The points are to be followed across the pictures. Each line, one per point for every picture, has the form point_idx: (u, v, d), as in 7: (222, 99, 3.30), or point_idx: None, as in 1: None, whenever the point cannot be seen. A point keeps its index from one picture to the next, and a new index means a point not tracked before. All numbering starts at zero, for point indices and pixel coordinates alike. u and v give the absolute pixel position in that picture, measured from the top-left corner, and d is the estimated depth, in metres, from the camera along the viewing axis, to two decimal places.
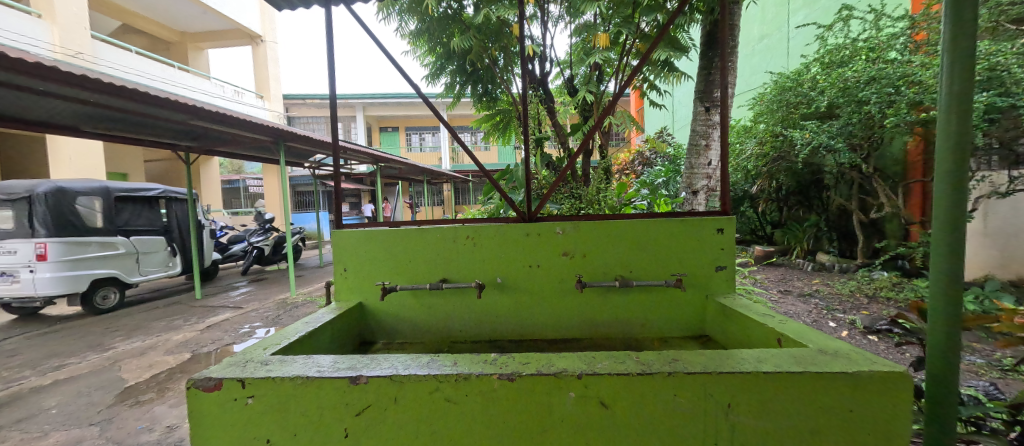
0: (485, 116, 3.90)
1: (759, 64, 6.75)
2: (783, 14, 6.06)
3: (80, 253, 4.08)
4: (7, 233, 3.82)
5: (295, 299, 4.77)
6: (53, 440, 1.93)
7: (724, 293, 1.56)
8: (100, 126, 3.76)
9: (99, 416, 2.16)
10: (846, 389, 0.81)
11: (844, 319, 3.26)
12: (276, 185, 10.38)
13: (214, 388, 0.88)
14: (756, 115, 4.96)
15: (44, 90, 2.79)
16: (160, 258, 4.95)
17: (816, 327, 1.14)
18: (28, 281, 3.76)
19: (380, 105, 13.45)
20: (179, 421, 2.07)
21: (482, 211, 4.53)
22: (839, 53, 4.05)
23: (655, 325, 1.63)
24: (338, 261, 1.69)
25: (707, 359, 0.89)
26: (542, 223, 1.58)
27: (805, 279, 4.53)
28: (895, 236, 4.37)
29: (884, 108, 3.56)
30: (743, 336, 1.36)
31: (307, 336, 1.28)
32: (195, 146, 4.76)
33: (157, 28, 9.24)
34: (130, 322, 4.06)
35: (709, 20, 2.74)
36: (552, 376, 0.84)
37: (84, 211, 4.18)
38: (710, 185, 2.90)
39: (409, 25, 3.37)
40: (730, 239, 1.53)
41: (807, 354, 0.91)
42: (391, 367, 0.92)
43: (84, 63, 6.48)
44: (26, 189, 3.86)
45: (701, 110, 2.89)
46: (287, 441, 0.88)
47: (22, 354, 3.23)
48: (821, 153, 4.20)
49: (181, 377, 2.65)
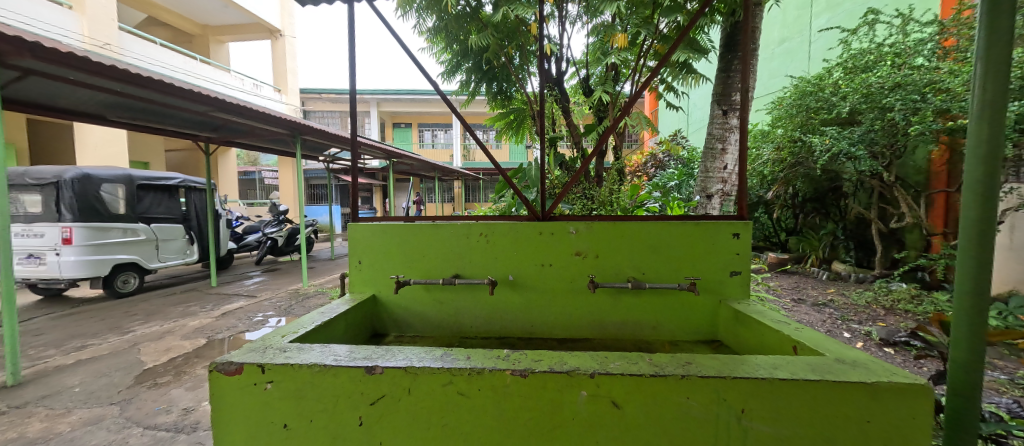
0: (499, 113, 3.88)
1: (778, 68, 6.63)
2: (805, 18, 5.94)
3: (103, 238, 4.21)
4: (35, 217, 3.97)
5: (307, 290, 4.85)
6: (75, 418, 2.00)
7: (737, 299, 1.53)
8: (125, 116, 3.87)
9: (119, 396, 2.23)
10: (865, 400, 0.79)
11: (859, 330, 3.17)
12: (291, 179, 10.58)
13: (234, 372, 0.91)
14: (774, 120, 4.88)
15: (75, 79, 2.89)
16: (178, 245, 5.08)
17: (833, 336, 1.12)
18: (54, 264, 3.91)
19: (393, 101, 13.55)
20: (195, 405, 2.12)
21: (493, 210, 4.54)
22: (863, 58, 3.94)
23: (667, 328, 1.62)
24: (353, 253, 1.71)
25: (720, 363, 0.89)
26: (553, 222, 1.58)
27: (820, 288, 4.44)
28: (916, 247, 4.25)
29: (908, 116, 3.46)
30: (755, 344, 1.34)
31: (323, 326, 1.31)
32: (215, 137, 4.86)
33: (179, 20, 9.44)
34: (148, 307, 4.18)
35: (730, 22, 2.69)
36: (563, 374, 0.85)
37: (108, 198, 4.29)
38: (725, 189, 2.85)
39: (426, 22, 3.36)
40: (745, 245, 1.51)
41: (824, 362, 0.90)
42: (405, 359, 0.93)
43: (110, 53, 6.67)
44: (54, 174, 3.98)
45: (718, 113, 2.85)
46: (302, 427, 0.91)
47: (46, 334, 3.35)
48: (840, 159, 4.10)
49: (198, 362, 2.73)
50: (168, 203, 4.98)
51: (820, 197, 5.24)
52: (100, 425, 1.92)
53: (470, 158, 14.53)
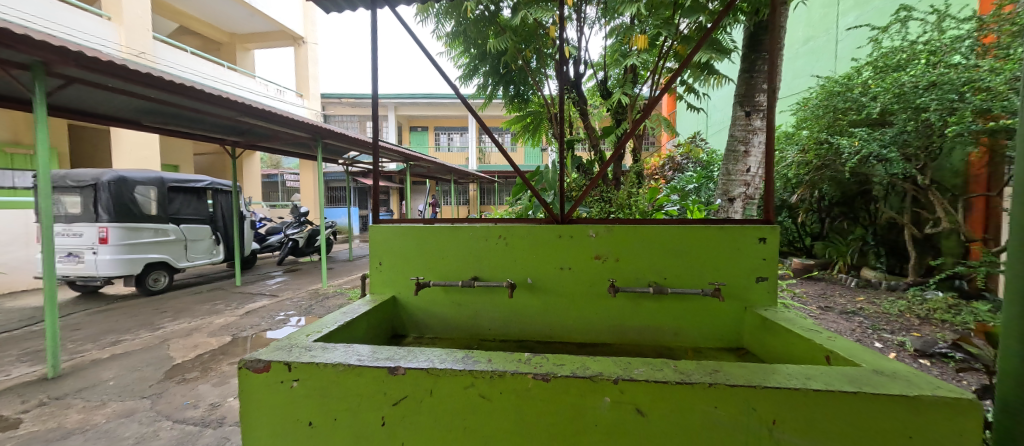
0: (515, 116, 3.90)
1: (803, 67, 6.44)
2: (832, 16, 5.77)
3: (136, 238, 4.40)
4: (75, 217, 4.19)
5: (327, 290, 4.95)
6: (110, 409, 2.09)
7: (764, 306, 1.48)
8: (157, 121, 4.04)
9: (151, 390, 2.32)
10: (905, 413, 0.75)
11: (892, 340, 3.03)
12: (311, 181, 10.87)
13: (262, 369, 0.94)
14: (799, 121, 4.74)
15: (114, 86, 3.04)
16: (205, 245, 5.28)
17: (868, 346, 1.07)
18: (91, 262, 4.11)
19: (410, 105, 13.76)
20: (221, 400, 2.18)
21: (509, 213, 4.55)
22: (895, 56, 3.79)
23: (689, 334, 1.58)
24: (374, 255, 1.74)
25: (748, 372, 0.86)
26: (572, 225, 1.56)
27: (848, 296, 4.26)
28: (953, 254, 4.03)
29: (944, 116, 3.30)
30: (784, 352, 1.30)
31: (345, 326, 1.33)
32: (241, 141, 5.03)
33: (209, 30, 9.84)
34: (176, 304, 4.34)
35: (754, 22, 2.63)
36: (586, 380, 0.84)
37: (141, 199, 4.49)
38: (748, 193, 2.78)
39: (445, 27, 3.41)
40: (772, 250, 1.46)
41: (860, 373, 0.86)
42: (427, 360, 0.94)
43: (146, 62, 7.00)
44: (93, 177, 4.20)
45: (740, 115, 2.78)
46: (326, 425, 0.92)
47: (84, 328, 3.52)
48: (870, 162, 3.95)
49: (223, 359, 2.81)
50: (197, 204, 5.18)
51: (848, 201, 5.04)
52: (133, 418, 2.00)
53: (485, 160, 14.58)
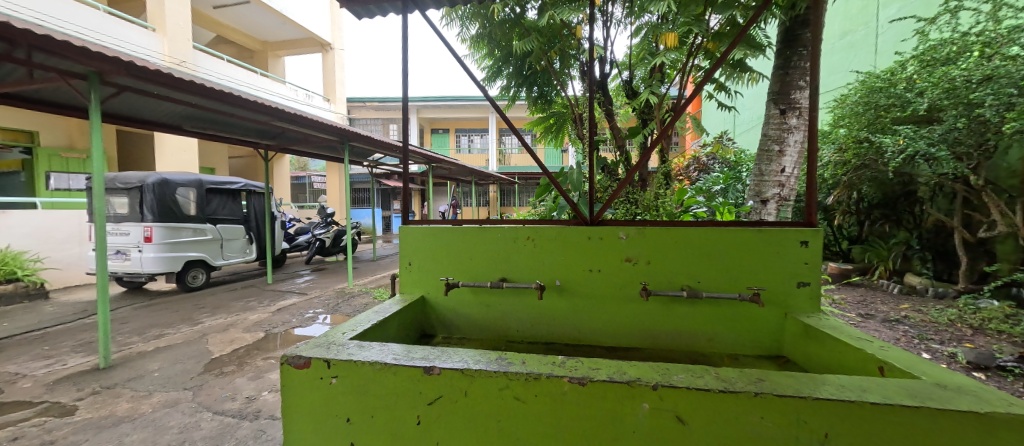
0: (539, 117, 3.89)
1: (840, 63, 6.15)
2: (872, 8, 5.50)
3: (176, 237, 4.64)
4: (122, 217, 4.46)
5: (352, 289, 5.07)
6: (156, 399, 2.21)
7: (807, 313, 1.42)
8: (197, 126, 4.25)
9: (192, 382, 2.44)
10: (975, 432, 0.70)
11: (941, 350, 2.84)
12: (337, 183, 11.19)
13: (303, 365, 0.97)
14: (836, 119, 4.53)
15: (159, 93, 3.22)
16: (239, 245, 5.51)
17: (925, 357, 1.01)
18: (137, 259, 4.37)
19: (432, 108, 13.98)
20: (257, 394, 2.27)
21: (532, 214, 4.55)
22: (943, 49, 3.57)
23: (724, 341, 1.54)
24: (404, 254, 1.77)
25: (795, 381, 0.83)
26: (603, 227, 1.54)
27: (890, 303, 4.03)
28: (1010, 259, 3.70)
29: (1000, 111, 3.08)
30: (829, 361, 1.24)
31: (378, 325, 1.36)
32: (273, 144, 5.24)
33: (243, 38, 10.31)
34: (212, 300, 4.55)
35: (789, 16, 2.54)
36: (624, 385, 0.82)
37: (182, 200, 4.73)
38: (783, 194, 2.67)
39: (470, 30, 3.45)
40: (815, 254, 1.39)
41: (919, 386, 0.81)
42: (462, 361, 0.94)
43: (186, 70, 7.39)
44: (138, 179, 4.45)
45: (774, 113, 2.68)
46: (363, 421, 0.94)
47: (130, 322, 3.74)
48: (916, 161, 3.77)
49: (257, 354, 2.92)
50: (232, 205, 5.42)
51: (890, 203, 4.77)
52: (177, 408, 2.10)
53: (505, 162, 14.62)
